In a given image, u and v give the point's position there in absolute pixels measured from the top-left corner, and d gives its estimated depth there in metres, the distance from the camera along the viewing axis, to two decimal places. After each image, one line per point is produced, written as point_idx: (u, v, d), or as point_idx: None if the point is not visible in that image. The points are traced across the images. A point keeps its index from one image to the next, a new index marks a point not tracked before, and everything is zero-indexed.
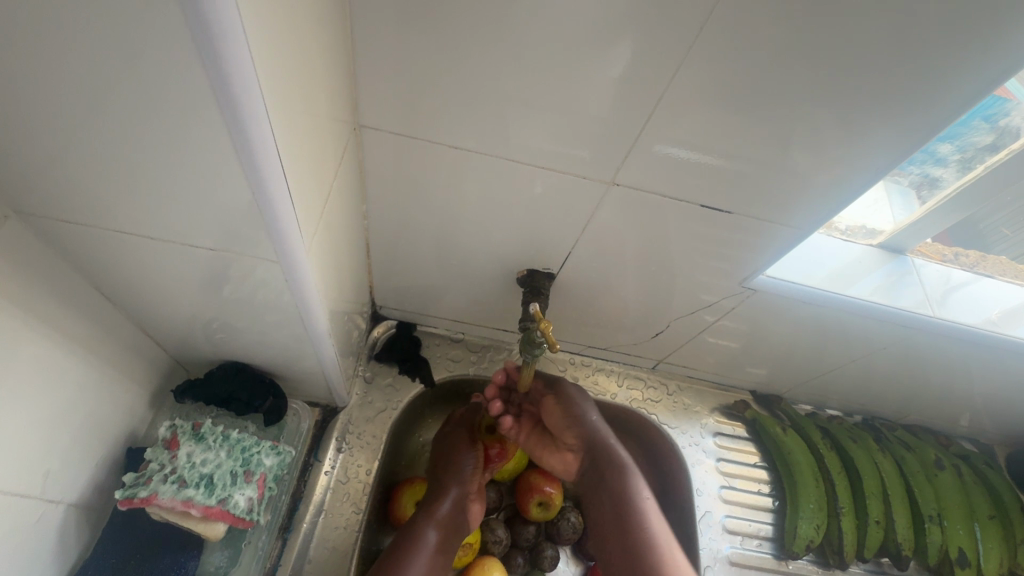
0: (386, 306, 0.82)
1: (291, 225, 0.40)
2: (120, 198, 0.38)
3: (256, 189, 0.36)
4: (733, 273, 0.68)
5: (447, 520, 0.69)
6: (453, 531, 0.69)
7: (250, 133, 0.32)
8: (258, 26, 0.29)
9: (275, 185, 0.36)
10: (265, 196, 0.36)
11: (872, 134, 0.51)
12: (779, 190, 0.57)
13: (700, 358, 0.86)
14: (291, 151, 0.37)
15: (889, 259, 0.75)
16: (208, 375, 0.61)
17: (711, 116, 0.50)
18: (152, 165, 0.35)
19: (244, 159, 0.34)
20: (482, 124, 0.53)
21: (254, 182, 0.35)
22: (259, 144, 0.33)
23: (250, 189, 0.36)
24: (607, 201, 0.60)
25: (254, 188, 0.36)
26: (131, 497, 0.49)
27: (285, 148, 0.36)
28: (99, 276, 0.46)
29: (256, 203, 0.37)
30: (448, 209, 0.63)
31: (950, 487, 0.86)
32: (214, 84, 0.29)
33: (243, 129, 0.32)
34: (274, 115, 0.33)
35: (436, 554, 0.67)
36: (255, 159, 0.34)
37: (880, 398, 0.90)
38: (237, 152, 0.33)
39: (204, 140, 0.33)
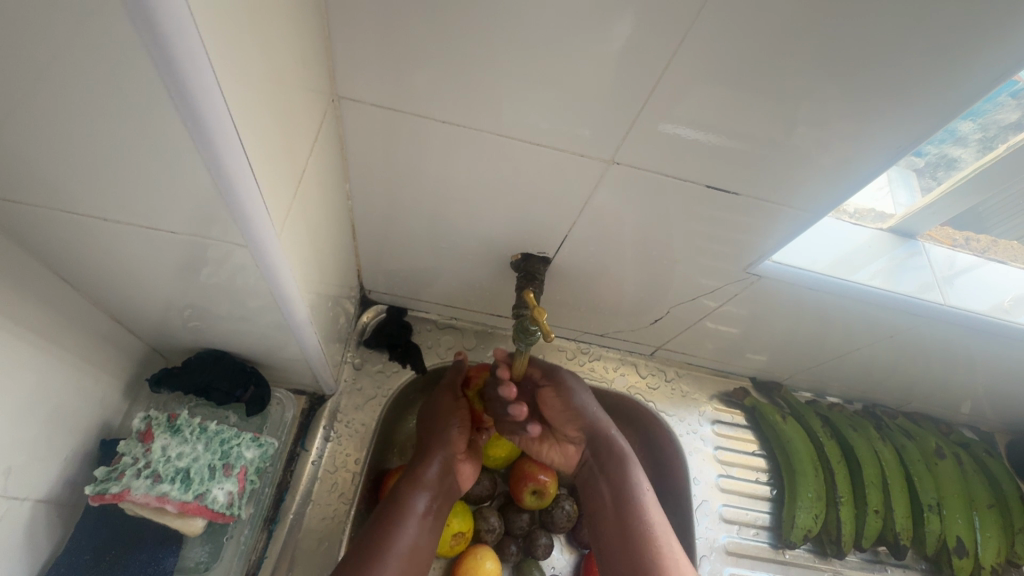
0: (375, 291, 0.79)
1: (257, 199, 0.36)
2: (68, 176, 0.34)
3: (210, 155, 0.32)
4: (736, 258, 0.65)
5: (435, 484, 0.65)
6: (439, 497, 0.64)
7: (192, 87, 0.28)
8: None
9: (231, 151, 0.32)
10: (221, 163, 0.32)
11: (890, 111, 0.47)
12: (786, 172, 0.53)
13: (700, 344, 0.84)
14: (249, 123, 0.33)
15: (900, 244, 0.72)
16: (186, 364, 0.58)
17: (715, 92, 0.47)
18: (99, 140, 0.31)
19: (189, 116, 0.29)
20: (470, 98, 0.50)
21: (206, 148, 0.31)
22: (206, 99, 0.29)
23: (201, 153, 0.32)
24: (605, 182, 0.57)
25: (206, 153, 0.31)
26: (102, 492, 0.46)
27: (240, 111, 0.32)
28: (57, 260, 0.43)
29: (213, 172, 0.33)
30: (438, 190, 0.60)
31: (951, 477, 0.85)
32: (139, 26, 0.25)
33: (189, 100, 0.28)
34: (224, 83, 0.29)
35: (426, 520, 0.62)
36: (203, 119, 0.29)
37: (882, 385, 0.88)
38: (186, 125, 0.30)
39: (150, 110, 0.29)
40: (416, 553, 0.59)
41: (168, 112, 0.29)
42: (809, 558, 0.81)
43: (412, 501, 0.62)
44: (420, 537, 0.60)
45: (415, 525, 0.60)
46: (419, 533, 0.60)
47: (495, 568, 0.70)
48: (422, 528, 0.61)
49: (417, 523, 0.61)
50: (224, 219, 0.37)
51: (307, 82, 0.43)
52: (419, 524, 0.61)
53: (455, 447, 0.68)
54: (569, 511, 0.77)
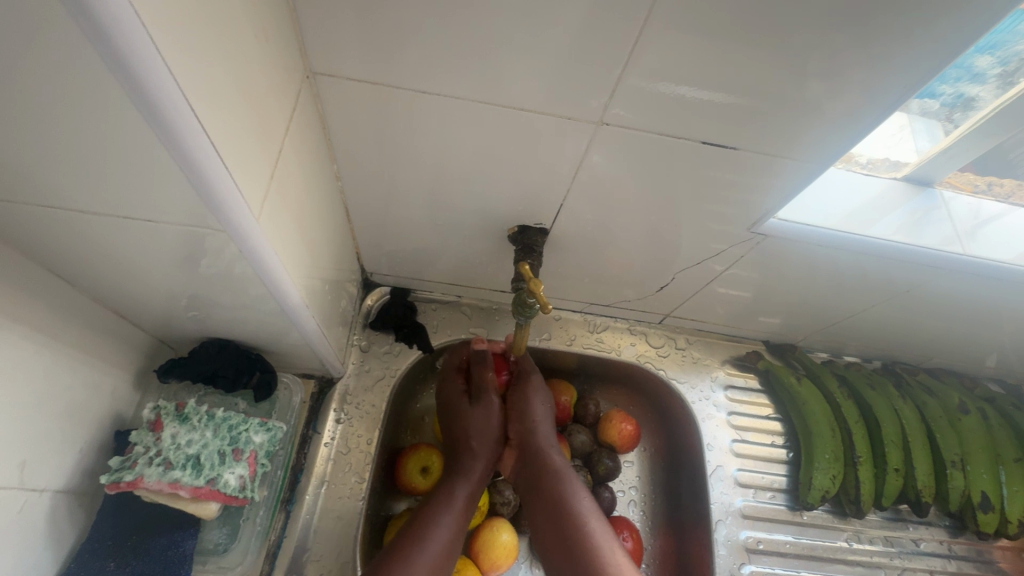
0: (377, 273, 0.79)
1: (222, 174, 0.35)
2: (39, 174, 0.33)
3: (161, 127, 0.30)
4: (741, 218, 0.63)
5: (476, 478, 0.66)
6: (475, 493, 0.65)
7: (124, 46, 0.26)
8: None
9: (183, 119, 0.30)
10: (175, 135, 0.30)
11: (895, 50, 0.44)
12: (786, 125, 0.51)
13: (709, 309, 0.82)
14: (209, 108, 0.33)
15: (916, 192, 0.69)
16: (192, 354, 0.59)
17: (704, 42, 0.44)
18: (57, 134, 0.30)
19: (129, 85, 0.27)
20: (449, 66, 0.48)
21: (158, 123, 0.29)
22: (144, 60, 0.27)
23: (150, 125, 0.29)
24: (598, 146, 0.55)
25: (159, 130, 0.30)
26: (117, 481, 0.47)
27: (192, 87, 0.31)
28: (48, 259, 0.43)
29: (167, 145, 0.31)
30: (429, 165, 0.59)
31: (975, 432, 0.82)
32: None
33: (144, 91, 0.28)
34: (176, 67, 0.29)
35: (463, 514, 0.63)
36: (143, 84, 0.27)
37: (901, 343, 0.85)
38: (147, 118, 0.29)
39: (99, 95, 0.28)
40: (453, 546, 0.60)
41: (113, 88, 0.27)
42: (827, 518, 0.81)
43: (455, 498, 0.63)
44: (456, 531, 0.61)
45: (454, 516, 0.62)
46: (456, 527, 0.61)
47: (511, 538, 0.72)
48: (460, 519, 0.62)
49: (457, 518, 0.61)
50: (192, 200, 0.35)
51: (274, 57, 0.41)
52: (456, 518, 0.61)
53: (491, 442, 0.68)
54: (583, 482, 0.76)
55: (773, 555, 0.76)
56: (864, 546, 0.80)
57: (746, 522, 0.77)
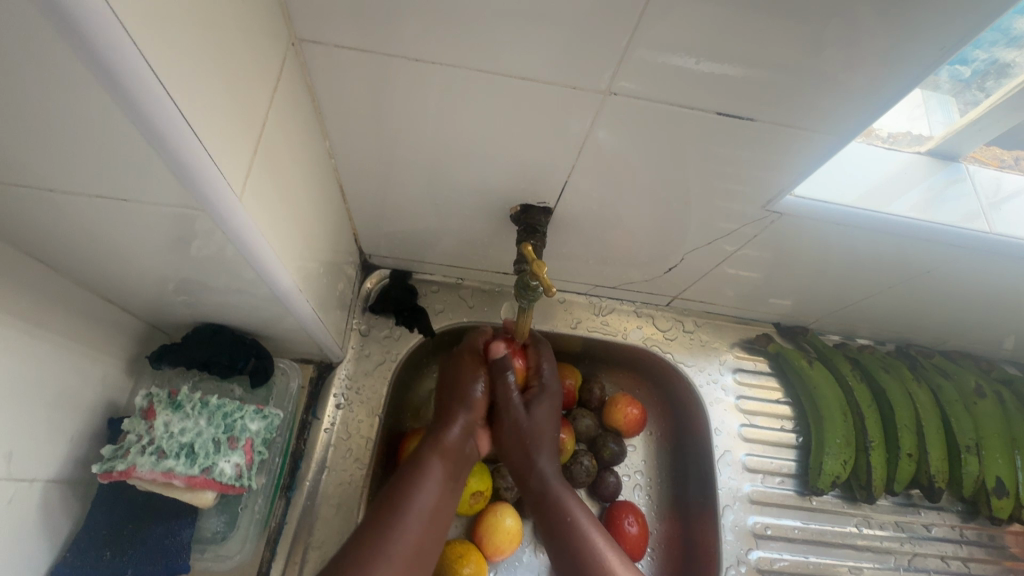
0: (376, 255, 0.77)
1: (197, 148, 0.32)
2: (1, 152, 0.31)
3: (121, 94, 0.27)
4: (755, 197, 0.60)
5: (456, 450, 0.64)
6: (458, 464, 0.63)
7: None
8: None
9: (146, 83, 0.27)
10: (138, 102, 0.27)
11: (928, 12, 0.40)
12: (806, 97, 0.47)
13: (719, 291, 0.79)
14: (180, 78, 0.30)
15: (940, 167, 0.65)
16: (185, 339, 0.57)
17: (719, 6, 0.41)
18: (12, 107, 0.27)
19: (76, 41, 0.24)
20: (446, 35, 0.45)
21: (122, 96, 0.27)
22: (91, 13, 0.23)
23: (105, 89, 0.26)
24: (605, 119, 0.51)
25: (124, 104, 0.27)
26: (110, 471, 0.46)
27: (160, 56, 0.28)
28: (26, 244, 0.41)
29: (131, 115, 0.28)
30: (427, 141, 0.56)
31: (991, 416, 0.80)
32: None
33: (101, 59, 0.25)
34: (139, 32, 0.26)
35: (447, 482, 0.61)
36: (93, 40, 0.24)
37: (916, 325, 0.83)
38: (108, 92, 0.26)
39: (49, 61, 0.25)
40: (435, 512, 0.58)
41: (61, 48, 0.24)
42: (837, 503, 0.79)
43: (432, 465, 0.60)
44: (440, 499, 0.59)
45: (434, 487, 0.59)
46: (439, 497, 0.59)
47: (515, 523, 0.72)
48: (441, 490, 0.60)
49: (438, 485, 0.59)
50: (165, 176, 0.33)
51: (254, 24, 0.38)
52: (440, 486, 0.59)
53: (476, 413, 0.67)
54: (588, 466, 0.75)
55: (781, 540, 0.75)
56: (873, 531, 0.79)
57: (753, 507, 0.76)
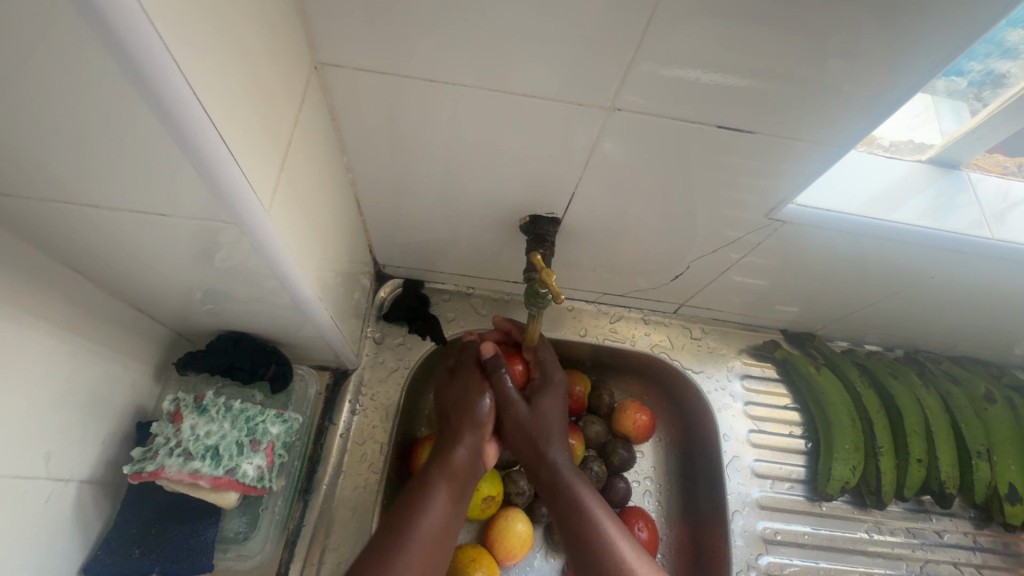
0: (390, 265, 0.79)
1: (228, 161, 0.34)
2: (50, 169, 0.33)
3: (165, 113, 0.29)
4: (758, 205, 0.61)
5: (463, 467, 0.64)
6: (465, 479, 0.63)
7: (120, 25, 0.25)
8: None
9: (184, 101, 0.29)
10: (177, 119, 0.30)
11: (920, 26, 0.42)
12: (804, 109, 0.49)
13: (725, 298, 0.81)
14: (217, 102, 0.32)
15: (942, 175, 0.66)
16: (209, 346, 0.59)
17: (717, 24, 0.43)
18: (66, 128, 0.30)
19: (124, 64, 0.26)
20: (457, 55, 0.47)
21: (167, 120, 0.30)
22: (141, 41, 0.26)
23: (154, 113, 0.29)
24: (610, 133, 0.54)
25: (169, 126, 0.30)
26: (140, 471, 0.48)
27: (201, 82, 0.31)
28: (67, 256, 0.43)
29: (172, 132, 0.30)
30: (439, 155, 0.58)
31: (1002, 422, 0.80)
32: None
33: (151, 87, 0.28)
34: (184, 62, 0.29)
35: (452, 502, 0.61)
36: (140, 63, 0.26)
37: (924, 331, 0.83)
38: (156, 115, 0.29)
39: (98, 82, 0.27)
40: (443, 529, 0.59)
41: (109, 69, 0.26)
42: (847, 509, 0.79)
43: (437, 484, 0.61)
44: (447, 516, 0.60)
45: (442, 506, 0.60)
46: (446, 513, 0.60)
47: (526, 528, 0.73)
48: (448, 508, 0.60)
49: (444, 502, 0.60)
50: (201, 191, 0.35)
51: (280, 50, 0.41)
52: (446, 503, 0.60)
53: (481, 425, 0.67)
54: (597, 472, 0.75)
55: (791, 546, 0.76)
56: (884, 537, 0.79)
57: (763, 513, 0.76)
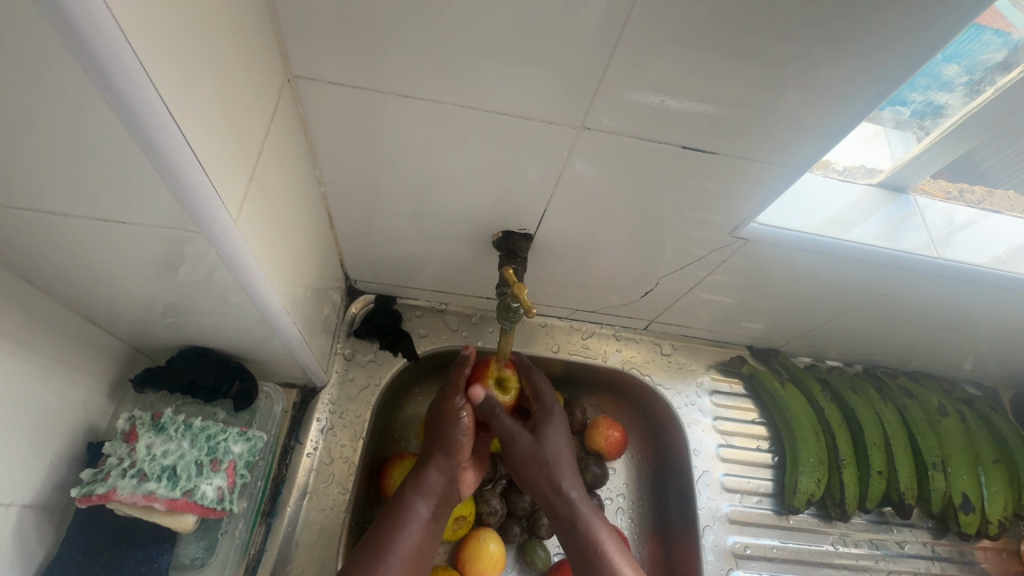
0: (362, 280, 0.79)
1: (195, 167, 0.34)
2: (6, 173, 0.32)
3: (136, 125, 0.29)
4: (723, 224, 0.63)
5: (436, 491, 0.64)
6: (439, 503, 0.64)
7: (87, 28, 0.25)
8: None
9: (150, 105, 0.29)
10: (148, 130, 0.30)
11: (867, 57, 0.45)
12: (764, 131, 0.52)
13: (694, 315, 0.82)
14: (188, 114, 0.32)
15: (891, 199, 0.70)
16: (169, 362, 0.57)
17: (679, 50, 0.45)
18: (25, 131, 0.29)
19: (89, 65, 0.26)
20: (427, 72, 0.48)
21: (136, 131, 0.30)
22: (116, 54, 0.26)
23: (124, 124, 0.29)
24: (581, 151, 0.55)
25: (138, 138, 0.30)
26: (89, 494, 0.45)
27: (173, 96, 0.31)
28: (20, 265, 0.42)
29: (142, 144, 0.30)
30: (411, 171, 0.59)
31: (955, 434, 0.83)
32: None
33: (123, 100, 0.28)
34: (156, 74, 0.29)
35: (428, 525, 0.62)
36: (107, 66, 0.26)
37: (881, 347, 0.87)
38: (125, 127, 0.29)
39: (60, 84, 0.27)
40: (419, 555, 0.60)
41: (71, 70, 0.26)
42: (813, 522, 0.81)
43: (414, 512, 0.61)
44: (422, 541, 0.61)
45: (417, 532, 0.60)
46: (421, 540, 0.61)
47: (499, 548, 0.72)
48: (423, 534, 0.61)
49: (420, 530, 0.61)
50: (167, 200, 0.35)
51: (253, 61, 0.41)
52: (420, 531, 0.61)
53: (458, 455, 0.66)
54: None
55: (760, 559, 0.76)
56: (848, 549, 0.80)
57: (733, 527, 0.77)
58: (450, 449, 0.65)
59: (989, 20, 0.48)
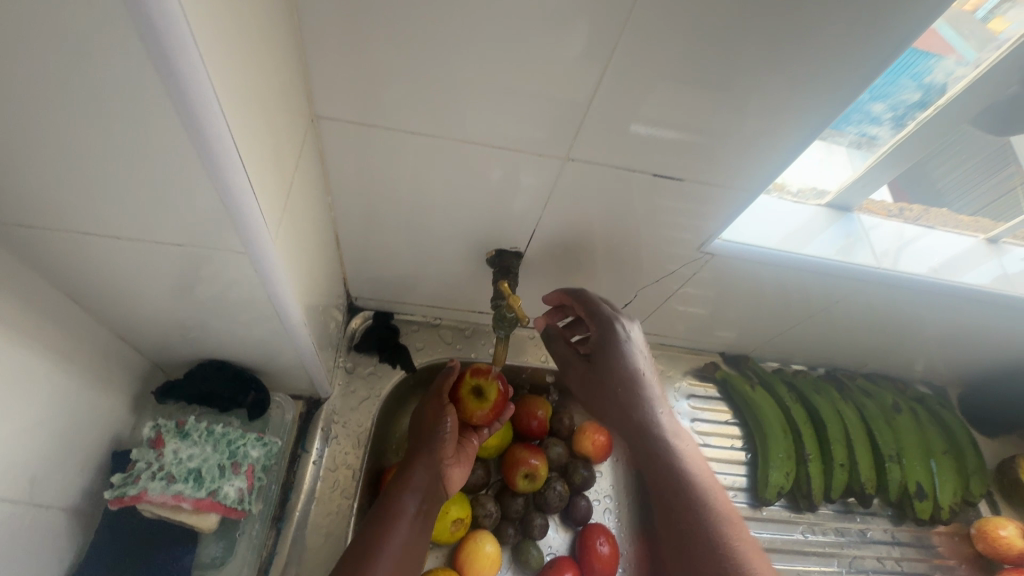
0: (362, 297, 0.84)
1: (251, 198, 0.38)
2: (78, 203, 0.37)
3: (211, 162, 0.34)
4: (693, 240, 0.71)
5: (421, 488, 0.67)
6: (426, 500, 0.67)
7: (189, 87, 0.30)
8: (210, 34, 0.30)
9: (224, 148, 0.34)
10: (220, 167, 0.35)
11: (806, 98, 0.53)
12: (724, 158, 0.59)
13: (670, 324, 0.89)
14: (250, 152, 0.37)
15: (838, 218, 0.79)
16: (188, 375, 0.61)
17: (648, 92, 0.52)
18: (104, 169, 0.35)
19: (186, 116, 0.31)
20: (431, 111, 0.55)
21: (211, 166, 0.34)
22: (206, 108, 0.31)
23: (202, 160, 0.34)
24: (566, 178, 0.62)
25: (211, 172, 0.35)
26: (121, 496, 0.49)
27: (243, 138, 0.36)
28: (68, 285, 0.46)
29: (213, 177, 0.35)
30: (413, 197, 0.65)
31: (908, 428, 0.92)
32: (150, 50, 0.28)
33: (205, 141, 0.33)
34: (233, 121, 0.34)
35: (415, 522, 0.65)
36: (198, 116, 0.31)
37: (840, 351, 0.95)
38: (201, 160, 0.34)
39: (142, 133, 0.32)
40: (406, 551, 0.62)
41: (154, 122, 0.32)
42: (784, 513, 0.87)
43: (400, 509, 0.65)
44: (409, 538, 0.63)
45: (404, 529, 0.63)
46: (408, 536, 0.63)
47: (495, 549, 0.77)
48: (411, 530, 0.64)
49: (406, 526, 0.64)
50: (214, 225, 0.40)
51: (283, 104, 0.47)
52: (407, 526, 0.64)
53: (440, 451, 0.70)
54: (560, 491, 0.83)
55: None
56: (817, 537, 0.87)
57: None
58: (431, 446, 0.70)
59: (920, 51, 0.56)
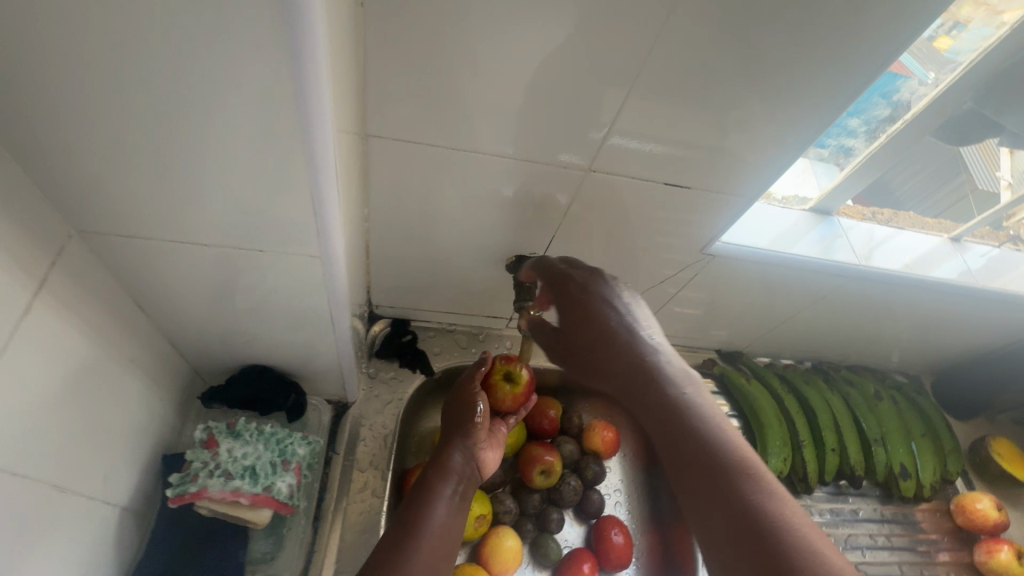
0: (382, 305, 0.88)
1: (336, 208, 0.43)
2: (172, 215, 0.42)
3: (316, 173, 0.39)
4: (694, 244, 0.77)
5: (460, 469, 0.68)
6: (465, 481, 0.67)
7: (316, 111, 0.35)
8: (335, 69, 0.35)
9: (327, 161, 0.38)
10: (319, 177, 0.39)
11: (792, 116, 0.61)
12: (723, 169, 0.66)
13: (671, 324, 0.96)
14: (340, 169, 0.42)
15: (820, 221, 0.86)
16: (230, 380, 0.64)
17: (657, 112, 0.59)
18: (203, 183, 0.39)
19: (305, 134, 0.36)
20: (463, 131, 0.60)
21: (313, 174, 0.39)
22: (321, 129, 0.36)
23: (308, 168, 0.39)
24: (581, 189, 0.68)
25: (312, 181, 0.40)
26: (182, 494, 0.52)
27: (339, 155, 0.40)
28: (139, 292, 0.50)
29: (313, 186, 0.40)
30: (440, 209, 0.70)
31: (889, 413, 1.00)
32: (296, 84, 0.33)
33: (315, 155, 0.38)
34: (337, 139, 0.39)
35: (455, 501, 0.64)
36: (315, 135, 0.36)
37: (825, 345, 1.03)
38: (307, 169, 0.39)
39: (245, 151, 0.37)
40: (449, 529, 0.61)
41: (256, 142, 0.36)
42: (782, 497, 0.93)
43: (440, 488, 0.64)
44: (451, 516, 0.62)
45: (445, 506, 0.63)
46: (450, 515, 0.62)
47: (516, 543, 0.80)
48: (451, 509, 0.63)
49: (447, 504, 0.63)
50: (289, 231, 0.44)
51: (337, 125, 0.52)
52: (450, 504, 0.64)
53: (475, 434, 0.71)
54: (574, 486, 0.87)
55: None
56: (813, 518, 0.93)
57: None
58: (467, 429, 0.72)
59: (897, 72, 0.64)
